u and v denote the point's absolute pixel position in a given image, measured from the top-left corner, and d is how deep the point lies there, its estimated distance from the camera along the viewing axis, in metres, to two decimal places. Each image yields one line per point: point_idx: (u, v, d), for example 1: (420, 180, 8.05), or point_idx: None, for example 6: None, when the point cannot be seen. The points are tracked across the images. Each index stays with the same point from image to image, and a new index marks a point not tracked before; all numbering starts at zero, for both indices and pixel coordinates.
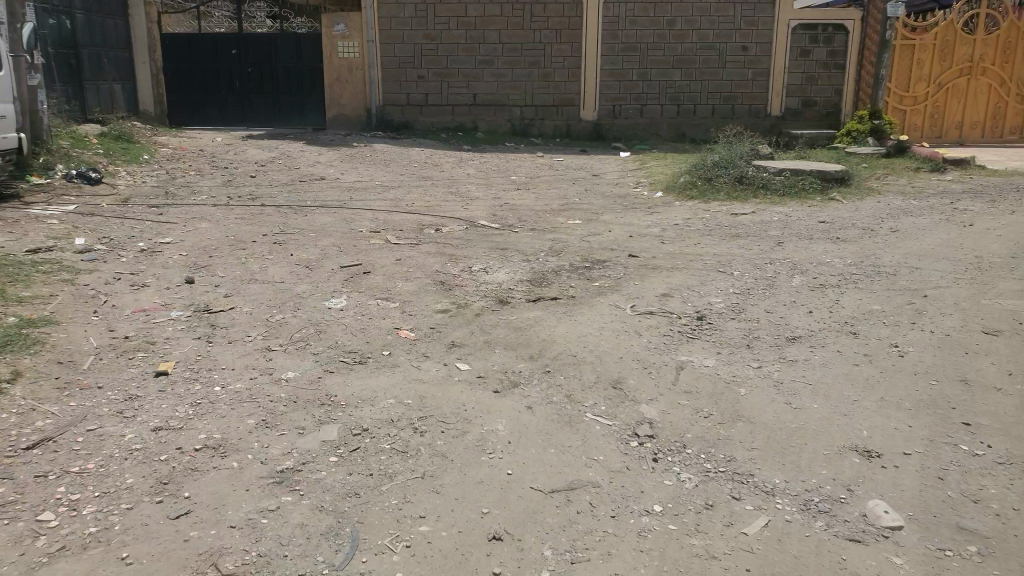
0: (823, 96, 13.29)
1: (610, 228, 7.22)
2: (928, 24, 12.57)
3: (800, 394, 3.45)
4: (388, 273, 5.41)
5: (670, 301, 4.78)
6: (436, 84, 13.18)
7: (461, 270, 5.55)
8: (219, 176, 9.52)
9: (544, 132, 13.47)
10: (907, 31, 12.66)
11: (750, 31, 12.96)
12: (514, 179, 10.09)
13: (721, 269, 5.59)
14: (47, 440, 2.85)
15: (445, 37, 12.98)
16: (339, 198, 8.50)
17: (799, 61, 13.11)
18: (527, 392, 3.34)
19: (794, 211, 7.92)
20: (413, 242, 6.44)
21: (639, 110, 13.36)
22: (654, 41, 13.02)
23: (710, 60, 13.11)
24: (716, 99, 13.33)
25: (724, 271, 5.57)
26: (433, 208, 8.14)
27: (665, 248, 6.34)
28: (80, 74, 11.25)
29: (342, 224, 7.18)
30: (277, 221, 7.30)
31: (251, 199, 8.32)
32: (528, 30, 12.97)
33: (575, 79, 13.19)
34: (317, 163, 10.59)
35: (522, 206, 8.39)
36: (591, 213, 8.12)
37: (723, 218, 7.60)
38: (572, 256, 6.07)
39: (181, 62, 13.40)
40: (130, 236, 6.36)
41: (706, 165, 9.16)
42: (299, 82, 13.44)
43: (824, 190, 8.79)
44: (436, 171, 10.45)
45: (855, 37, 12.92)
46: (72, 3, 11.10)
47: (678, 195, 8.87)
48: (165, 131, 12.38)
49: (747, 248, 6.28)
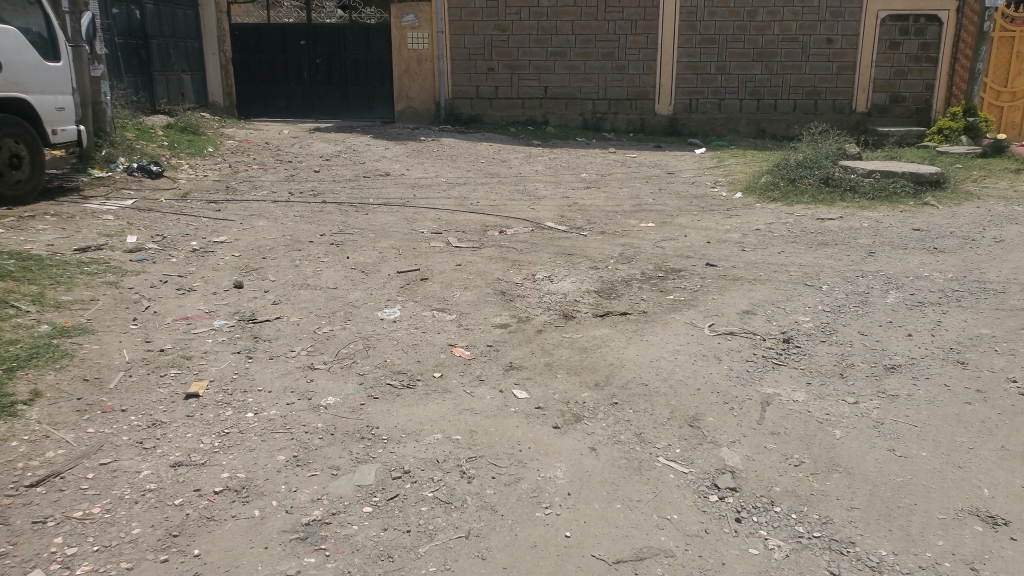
0: (914, 90, 12.47)
1: (686, 233, 6.76)
2: None
3: (904, 439, 3.03)
4: (447, 280, 5.09)
5: (753, 320, 4.34)
6: (507, 77, 12.85)
7: (525, 279, 5.20)
8: (282, 171, 9.37)
9: (617, 127, 12.98)
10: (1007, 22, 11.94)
11: (836, 23, 12.23)
12: (584, 177, 9.68)
13: (808, 283, 5.10)
14: (55, 476, 2.60)
15: (517, 28, 12.63)
16: (402, 196, 8.25)
17: (888, 54, 12.34)
18: (591, 429, 2.97)
19: (886, 217, 7.32)
20: (475, 246, 6.11)
21: (716, 104, 12.78)
22: (733, 33, 12.42)
23: (793, 52, 12.44)
24: (798, 93, 12.64)
25: (812, 284, 5.08)
26: (499, 208, 7.80)
27: (748, 256, 5.86)
28: (148, 66, 11.30)
29: (403, 224, 6.90)
30: (337, 219, 7.07)
31: (313, 196, 8.14)
32: (601, 21, 12.50)
33: (651, 72, 12.68)
34: (382, 158, 10.38)
35: (593, 206, 7.98)
36: (665, 214, 7.68)
37: (808, 223, 7.06)
38: (645, 264, 5.65)
39: (251, 53, 13.23)
40: (186, 234, 6.21)
41: (789, 165, 8.60)
42: (368, 73, 13.17)
43: (918, 193, 8.13)
44: (503, 167, 10.12)
45: (948, 29, 12.12)
46: None
47: (759, 196, 8.34)
48: (233, 124, 12.36)
49: (837, 259, 5.75)
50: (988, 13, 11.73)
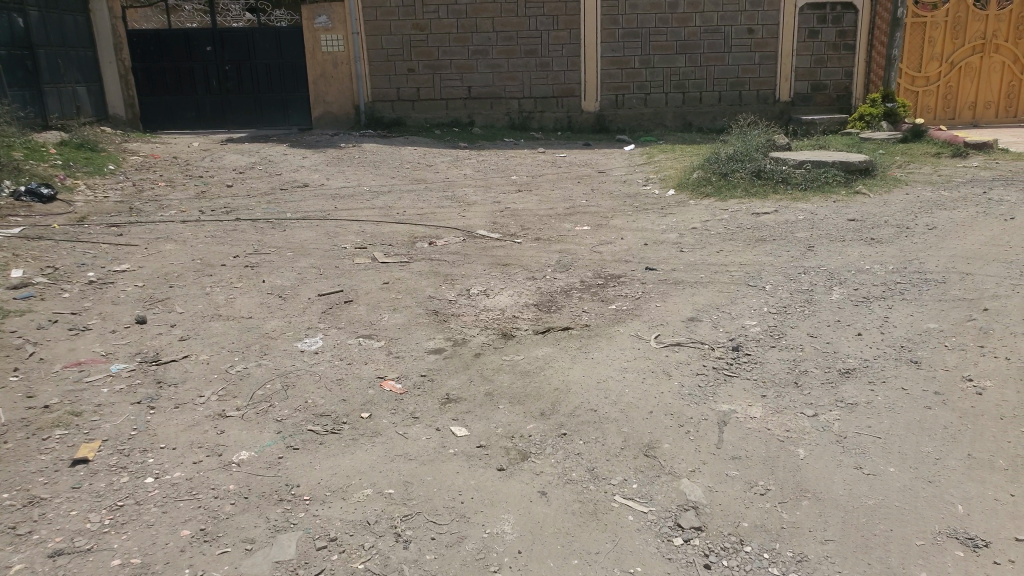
0: (833, 79, 12.61)
1: (622, 235, 6.57)
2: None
3: (870, 453, 2.83)
4: (375, 301, 4.75)
5: (698, 327, 4.14)
6: (428, 77, 12.51)
7: (458, 295, 4.90)
8: (192, 188, 8.85)
9: (545, 125, 12.80)
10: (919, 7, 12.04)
11: (756, 12, 12.25)
12: (514, 179, 9.43)
13: (750, 283, 4.94)
14: None
15: (436, 27, 12.29)
16: (324, 208, 7.86)
17: (808, 43, 12.43)
18: (540, 467, 2.76)
19: (819, 208, 7.25)
20: (404, 260, 5.78)
21: (642, 99, 12.70)
22: (656, 26, 12.33)
23: (716, 44, 12.42)
24: (722, 85, 12.63)
25: (755, 285, 4.91)
26: (428, 216, 7.48)
27: (689, 256, 5.70)
28: (38, 77, 10.57)
29: (325, 239, 6.53)
30: (256, 238, 6.66)
31: (226, 213, 7.70)
32: (522, 17, 12.26)
33: (576, 69, 12.52)
34: (301, 168, 9.94)
35: (525, 210, 7.73)
36: (599, 215, 7.49)
37: (744, 218, 6.95)
38: (583, 271, 5.41)
39: (153, 60, 12.56)
40: (82, 263, 5.72)
41: (720, 159, 8.51)
42: (282, 79, 12.72)
43: (848, 182, 8.10)
44: (429, 173, 9.80)
45: (864, 16, 12.25)
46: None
47: (692, 192, 8.23)
48: (138, 138, 11.74)
49: (777, 255, 5.62)
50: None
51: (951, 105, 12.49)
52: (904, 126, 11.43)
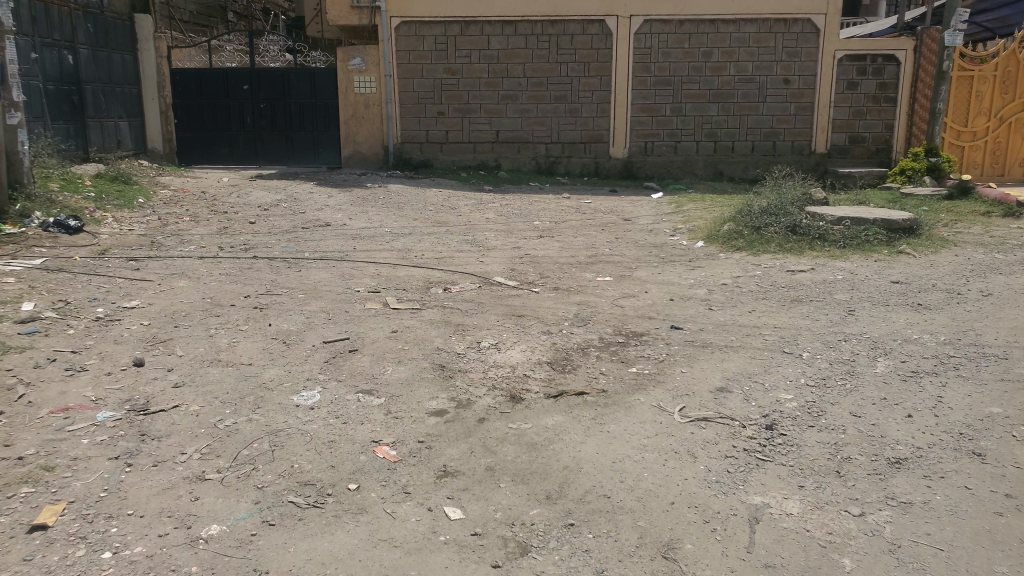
0: (873, 131, 12.27)
1: (645, 288, 6.26)
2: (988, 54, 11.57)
3: (929, 568, 2.58)
4: (379, 351, 4.47)
5: (727, 402, 3.79)
6: (458, 121, 12.37)
7: (467, 348, 4.60)
8: (215, 223, 8.69)
9: (571, 171, 12.56)
10: (965, 62, 11.70)
11: (792, 63, 12.02)
12: (538, 225, 9.16)
13: (785, 350, 4.61)
14: None
15: (468, 71, 12.17)
16: (342, 249, 7.63)
17: (846, 94, 12.13)
18: (544, 563, 2.52)
19: (859, 268, 6.89)
20: (415, 307, 5.50)
21: (673, 147, 12.44)
22: (689, 74, 12.12)
23: (750, 93, 12.17)
24: (755, 135, 12.35)
25: (790, 352, 4.59)
26: (446, 261, 7.21)
27: (719, 315, 5.38)
28: (83, 112, 10.60)
29: (339, 282, 6.28)
30: (266, 277, 6.44)
31: (244, 250, 7.49)
32: (554, 63, 12.12)
33: (605, 115, 12.31)
34: (326, 207, 9.75)
35: (546, 258, 7.44)
36: (624, 266, 7.19)
37: (778, 276, 6.61)
38: (603, 328, 5.08)
39: (192, 98, 12.61)
40: (93, 297, 5.50)
41: (752, 213, 8.19)
42: (314, 117, 12.60)
43: (891, 241, 7.72)
44: (452, 215, 9.57)
45: (907, 69, 11.89)
46: (75, 38, 10.46)
47: (723, 245, 7.91)
48: (173, 171, 11.70)
49: (813, 319, 5.27)
50: (947, 52, 11.26)
51: (1000, 160, 11.94)
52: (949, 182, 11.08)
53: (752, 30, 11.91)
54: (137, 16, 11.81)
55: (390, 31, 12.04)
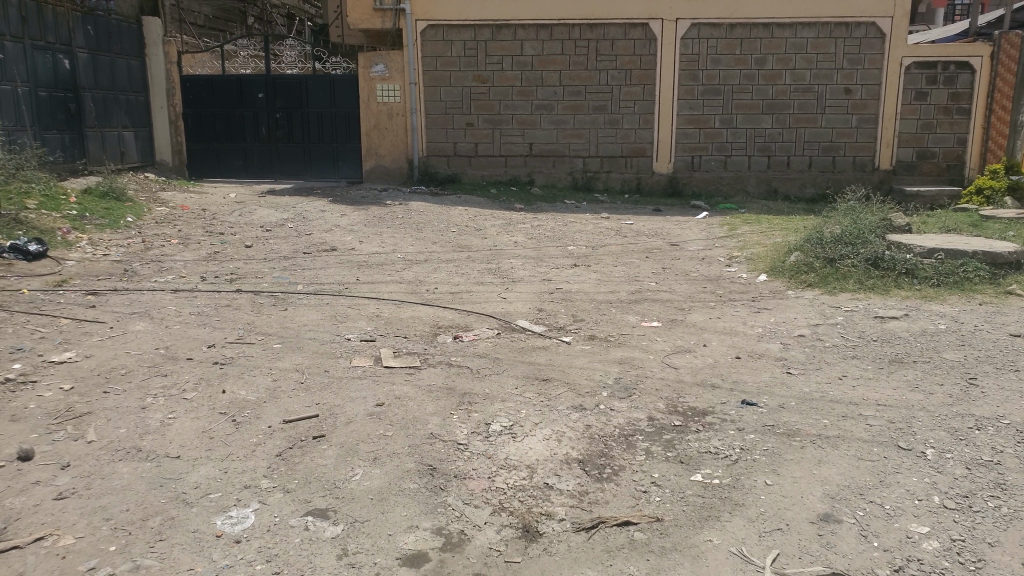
0: (944, 147, 10.94)
1: (703, 340, 5.05)
2: None
3: None
4: (352, 442, 3.35)
5: (837, 544, 2.71)
6: (488, 133, 11.29)
7: (472, 434, 3.46)
8: (206, 247, 7.65)
9: (611, 187, 11.36)
10: None
11: (854, 71, 10.75)
12: (572, 251, 8.02)
13: (903, 447, 3.40)
14: None
15: (498, 78, 11.08)
16: (342, 279, 6.55)
17: (914, 105, 10.82)
18: None
19: (963, 314, 5.64)
20: (414, 366, 4.36)
21: (723, 162, 11.19)
22: (741, 83, 10.89)
23: (807, 104, 10.90)
24: (814, 150, 11.07)
25: (908, 449, 3.38)
26: (463, 297, 6.08)
27: (802, 386, 4.19)
28: (80, 120, 9.72)
29: (328, 326, 5.20)
30: (242, 319, 5.35)
31: (229, 281, 6.44)
32: (592, 70, 10.98)
33: (649, 127, 11.12)
34: (335, 228, 8.69)
35: (581, 294, 6.28)
36: (676, 305, 6.01)
37: (864, 325, 5.39)
38: (653, 404, 3.89)
39: (203, 107, 11.62)
40: (16, 348, 4.44)
41: (824, 241, 6.96)
42: (334, 127, 11.58)
43: (995, 279, 6.40)
44: (477, 238, 8.46)
45: (982, 77, 10.64)
46: (72, 41, 9.58)
47: (791, 280, 6.72)
48: (178, 186, 10.76)
49: (927, 394, 4.06)
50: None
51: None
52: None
53: (811, 35, 10.66)
54: (144, 19, 10.94)
55: (415, 36, 10.98)
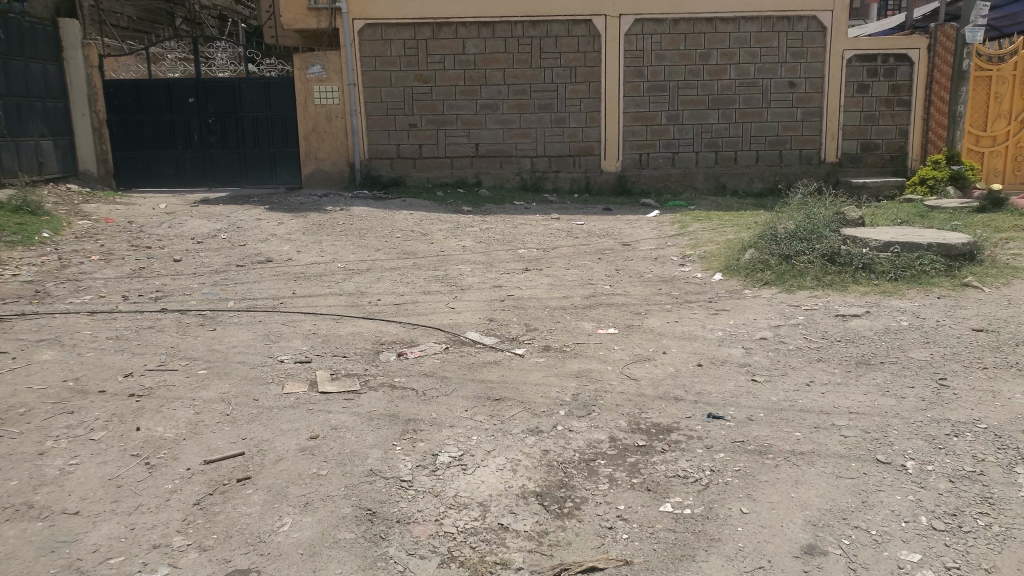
0: (888, 137, 10.91)
1: (663, 346, 4.79)
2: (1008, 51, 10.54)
3: None
4: (281, 484, 3.01)
5: None
6: (431, 134, 10.91)
7: (417, 468, 3.13)
8: (130, 263, 7.16)
9: (560, 186, 11.09)
10: (984, 61, 10.63)
11: (798, 65, 10.65)
12: (522, 254, 7.71)
13: (884, 462, 3.14)
14: None
15: (440, 78, 10.72)
16: (278, 294, 6.14)
17: (858, 98, 10.76)
18: None
19: (924, 308, 5.47)
20: (352, 391, 3.99)
21: (670, 158, 11.00)
22: (685, 78, 10.72)
23: (753, 98, 10.77)
24: (761, 143, 10.94)
25: (889, 464, 3.13)
26: (407, 308, 5.72)
27: (770, 396, 3.93)
28: None
29: (261, 346, 4.80)
30: (165, 343, 4.89)
31: (154, 299, 5.99)
32: (536, 68, 10.69)
33: (595, 124, 10.87)
34: (272, 238, 8.25)
35: (532, 301, 5.97)
36: (631, 309, 5.74)
37: (826, 325, 5.17)
38: (613, 422, 3.59)
39: (130, 112, 11.04)
40: None
41: (779, 237, 6.76)
42: (269, 133, 11.08)
43: (952, 271, 6.26)
44: (423, 244, 8.10)
45: (920, 69, 10.63)
46: None
47: (747, 279, 6.51)
48: (103, 197, 10.16)
49: (901, 399, 3.84)
50: (965, 50, 10.42)
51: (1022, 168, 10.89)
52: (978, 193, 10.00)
53: (753, 29, 10.55)
54: (62, 21, 10.30)
55: (352, 36, 10.56)
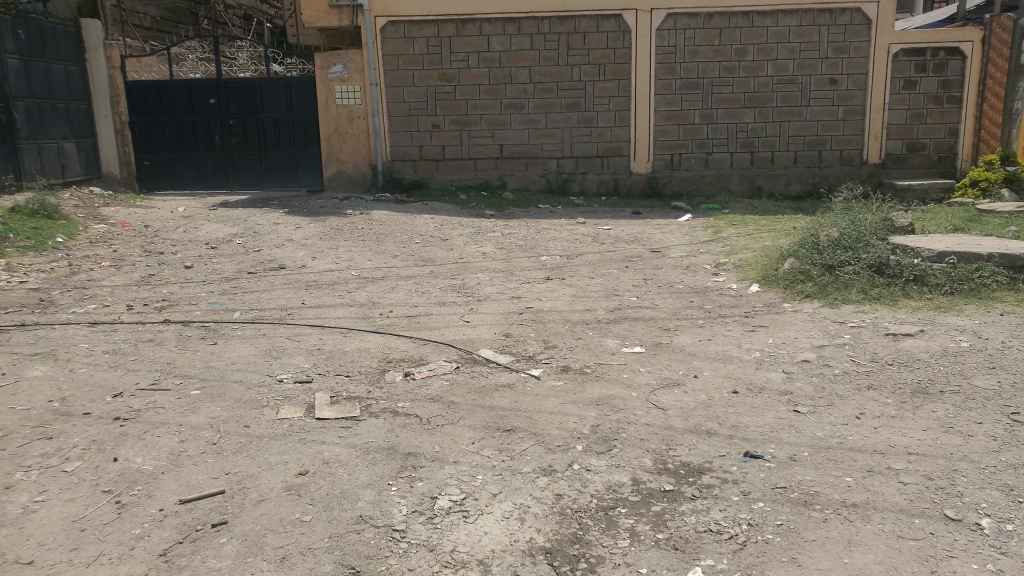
0: (933, 138, 10.35)
1: (693, 368, 4.38)
2: None
3: None
4: (258, 532, 2.66)
5: None
6: (456, 135, 10.57)
7: (412, 514, 2.77)
8: (140, 269, 6.89)
9: (587, 189, 10.68)
10: None
11: (840, 60, 10.13)
12: (545, 261, 7.33)
13: (960, 526, 2.75)
14: None
15: (465, 77, 10.38)
16: (285, 304, 5.83)
17: (902, 94, 10.22)
18: None
19: (984, 326, 5.00)
20: (352, 416, 3.64)
21: (703, 159, 10.55)
22: (720, 75, 10.26)
23: (791, 96, 10.28)
24: (799, 145, 10.44)
25: (965, 527, 2.74)
26: (419, 321, 5.37)
27: (815, 431, 3.51)
28: (12, 132, 8.89)
29: (262, 361, 4.47)
30: (163, 357, 4.53)
31: (159, 309, 5.69)
32: (563, 66, 10.30)
33: (624, 124, 10.45)
34: (287, 243, 7.95)
35: (553, 314, 5.58)
36: (659, 325, 5.33)
37: (875, 344, 4.72)
38: (637, 460, 3.21)
39: (152, 115, 10.79)
40: None
41: (820, 245, 6.28)
42: (291, 134, 10.80)
43: (1015, 284, 5.75)
44: (441, 250, 7.76)
45: (971, 64, 10.08)
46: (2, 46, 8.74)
47: (785, 291, 6.07)
48: (125, 201, 9.95)
49: (967, 437, 3.42)
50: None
51: None
52: None
53: (792, 23, 10.04)
54: (83, 21, 10.09)
55: (375, 34, 10.26)
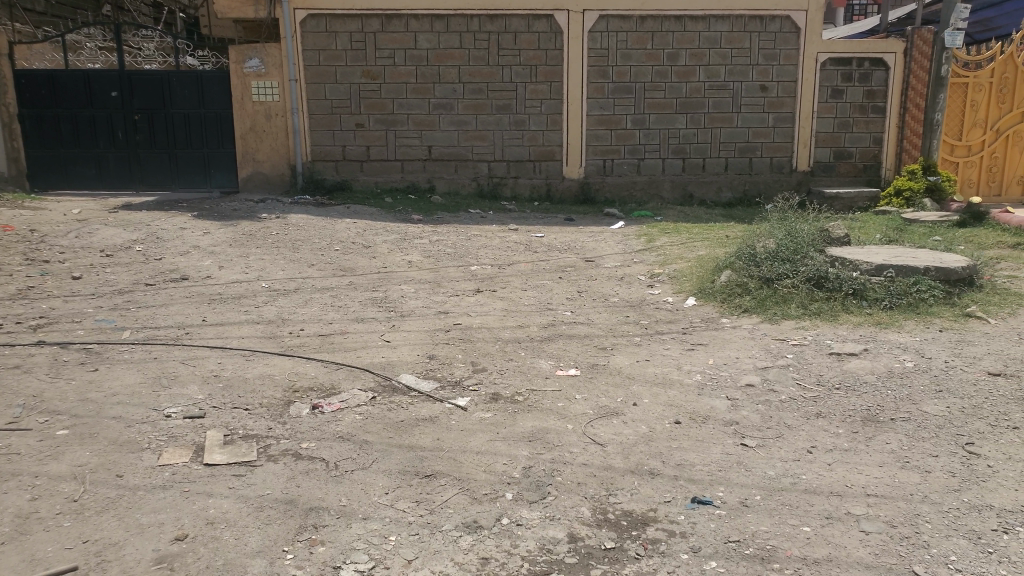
0: (860, 146, 10.33)
1: (634, 394, 4.03)
2: (985, 57, 9.88)
3: None
4: None
5: None
6: (380, 135, 10.06)
7: None
8: (19, 281, 6.20)
9: (518, 194, 10.32)
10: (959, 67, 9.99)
11: (770, 67, 10.05)
12: (474, 271, 6.92)
13: None
14: None
15: (391, 75, 9.89)
16: (184, 321, 5.27)
17: (830, 103, 10.18)
18: None
19: (926, 344, 4.80)
20: (249, 460, 3.17)
21: (634, 165, 10.31)
22: (652, 80, 10.04)
23: (722, 102, 10.13)
24: (729, 151, 10.30)
25: None
26: (336, 340, 4.89)
27: (766, 470, 3.19)
28: None
29: (149, 391, 3.94)
30: (30, 387, 3.96)
31: (35, 328, 5.07)
32: (494, 66, 9.91)
33: (556, 128, 10.13)
34: (192, 251, 7.34)
35: (483, 331, 5.17)
36: (595, 343, 4.98)
37: (820, 365, 4.47)
38: (574, 510, 2.83)
39: (45, 108, 9.93)
40: None
41: (758, 258, 6.05)
42: (202, 132, 10.12)
43: (950, 298, 5.61)
44: (364, 258, 7.27)
45: (895, 75, 10.08)
46: None
47: (722, 305, 5.81)
48: (12, 201, 9.12)
49: (929, 475, 3.14)
50: (945, 55, 9.64)
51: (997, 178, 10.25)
52: (955, 206, 9.42)
53: (723, 29, 9.90)
54: None
55: (294, 27, 9.69)
